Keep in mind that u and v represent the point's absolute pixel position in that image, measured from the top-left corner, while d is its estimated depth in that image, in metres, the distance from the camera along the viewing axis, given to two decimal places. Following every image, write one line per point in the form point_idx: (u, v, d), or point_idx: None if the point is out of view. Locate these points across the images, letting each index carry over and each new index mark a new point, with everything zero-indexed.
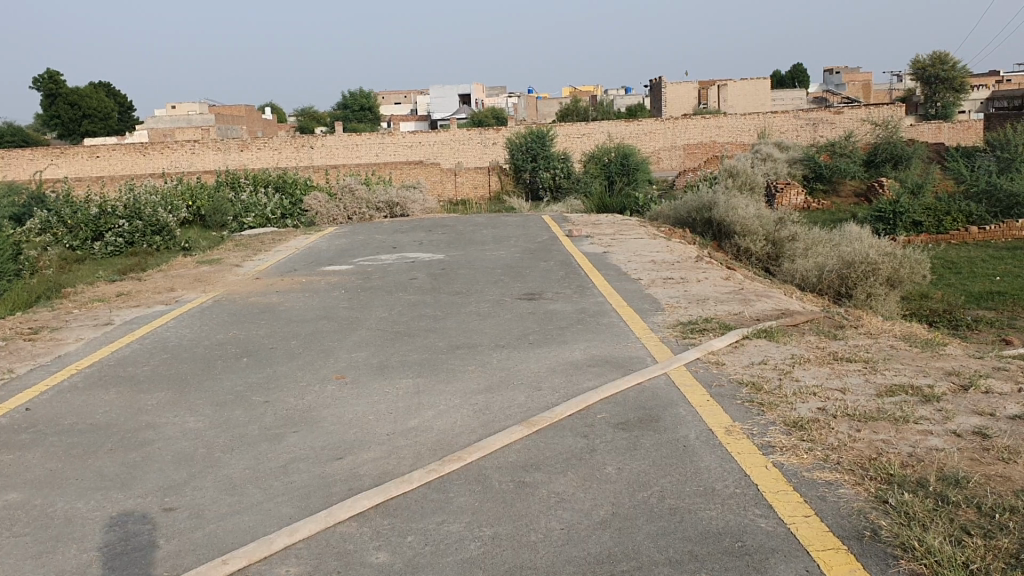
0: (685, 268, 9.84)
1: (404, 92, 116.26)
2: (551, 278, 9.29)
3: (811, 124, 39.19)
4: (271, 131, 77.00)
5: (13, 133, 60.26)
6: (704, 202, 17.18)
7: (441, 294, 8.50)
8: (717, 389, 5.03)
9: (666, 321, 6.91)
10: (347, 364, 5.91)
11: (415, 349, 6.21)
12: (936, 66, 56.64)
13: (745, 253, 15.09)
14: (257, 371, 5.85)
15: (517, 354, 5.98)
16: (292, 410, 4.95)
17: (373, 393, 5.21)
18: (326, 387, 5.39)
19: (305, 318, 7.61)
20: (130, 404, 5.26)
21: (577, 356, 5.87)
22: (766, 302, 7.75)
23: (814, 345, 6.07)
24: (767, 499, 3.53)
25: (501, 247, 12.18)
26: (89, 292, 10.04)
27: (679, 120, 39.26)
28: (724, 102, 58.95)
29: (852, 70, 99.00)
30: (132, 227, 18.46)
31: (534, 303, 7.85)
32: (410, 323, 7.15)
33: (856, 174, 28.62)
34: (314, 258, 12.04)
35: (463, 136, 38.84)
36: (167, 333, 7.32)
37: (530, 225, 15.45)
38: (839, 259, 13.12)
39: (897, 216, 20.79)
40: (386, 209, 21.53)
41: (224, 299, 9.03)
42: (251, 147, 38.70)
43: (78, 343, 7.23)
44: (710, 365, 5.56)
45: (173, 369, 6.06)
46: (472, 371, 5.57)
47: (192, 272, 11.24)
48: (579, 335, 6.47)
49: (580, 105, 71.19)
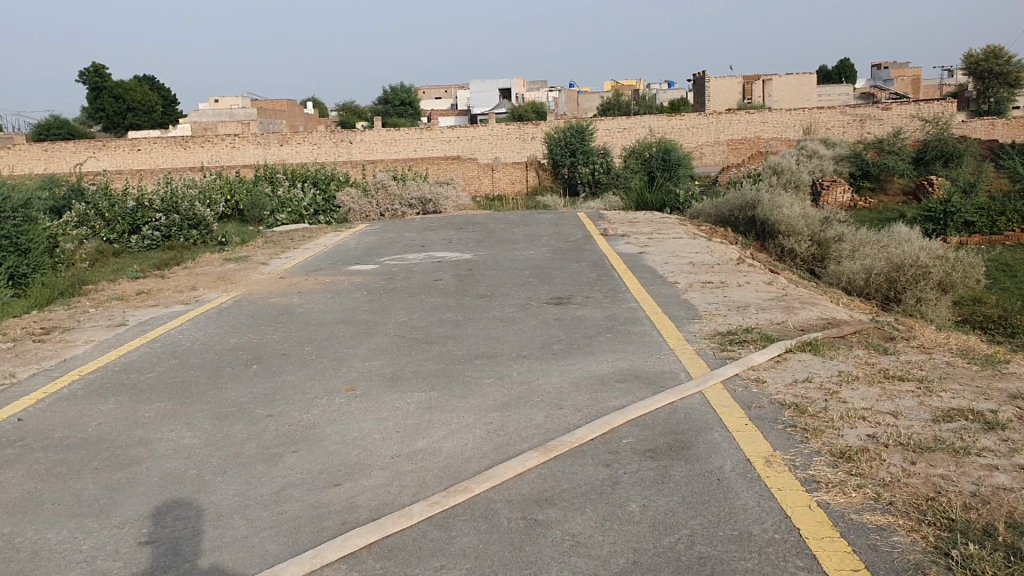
0: (725, 271, 9.38)
1: (445, 87, 116.36)
2: (582, 280, 8.88)
3: (858, 120, 38.24)
4: (312, 125, 77.34)
5: (60, 125, 61.23)
6: (747, 200, 16.62)
7: (465, 296, 8.14)
8: (755, 411, 4.60)
9: (701, 330, 6.48)
10: (359, 374, 5.57)
11: (432, 359, 5.85)
12: (988, 60, 55.18)
13: (789, 254, 14.53)
14: (264, 379, 5.53)
15: (539, 365, 5.59)
16: (294, 426, 4.60)
17: (382, 408, 4.85)
18: (334, 400, 5.04)
19: (323, 321, 7.30)
20: (126, 416, 4.97)
21: (603, 369, 5.46)
22: (811, 311, 7.28)
23: (861, 360, 5.60)
24: (809, 548, 3.10)
25: (533, 247, 11.80)
26: (110, 290, 9.84)
27: (722, 115, 38.49)
28: (768, 97, 57.99)
29: (901, 64, 96.94)
30: (169, 220, 18.33)
31: (562, 308, 7.46)
32: (430, 329, 6.79)
33: (904, 172, 27.78)
34: (342, 256, 11.76)
35: (502, 131, 38.49)
36: (179, 336, 7.05)
37: (564, 223, 15.04)
38: (887, 262, 12.56)
39: (948, 215, 20.05)
40: (419, 206, 21.21)
41: (244, 299, 8.76)
42: (291, 141, 38.71)
43: (88, 345, 6.99)
44: (749, 384, 5.11)
45: (179, 376, 5.77)
46: (489, 385, 5.19)
47: (216, 270, 11.02)
48: (608, 346, 6.07)
49: (622, 99, 70.44)
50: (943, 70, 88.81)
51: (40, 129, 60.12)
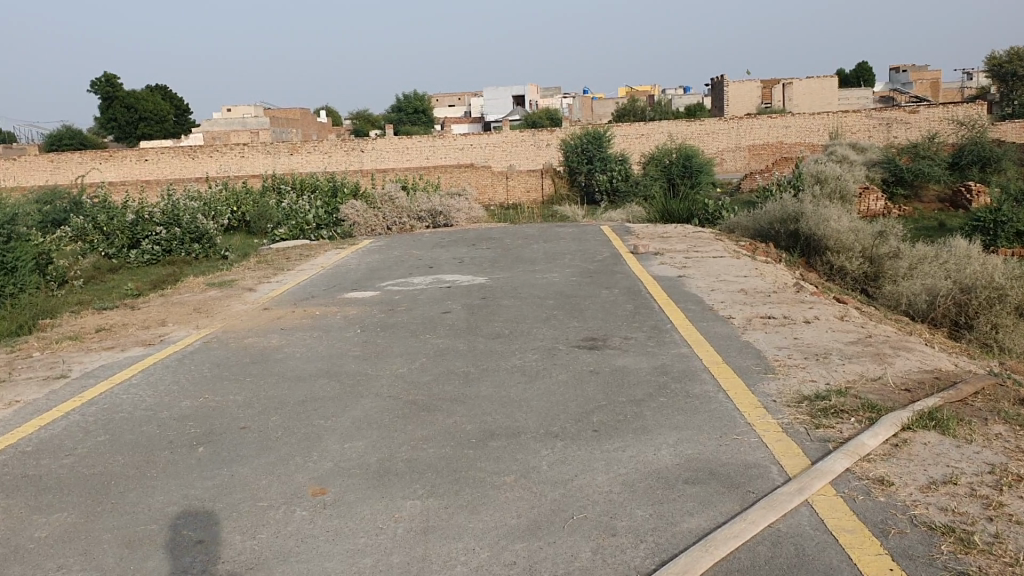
0: (787, 302, 7.91)
1: (458, 94, 115.11)
2: (616, 314, 7.47)
3: (885, 124, 36.40)
4: (323, 132, 76.41)
5: (71, 136, 60.08)
6: (788, 212, 15.03)
7: (478, 338, 6.72)
8: (897, 544, 3.16)
9: (781, 393, 5.04)
10: (334, 465, 4.15)
11: (432, 439, 4.42)
12: (1012, 62, 53.51)
13: (839, 272, 13.00)
14: (206, 475, 4.13)
15: (575, 452, 4.16)
16: (230, 566, 3.21)
17: (359, 530, 3.44)
18: (293, 514, 3.63)
19: (302, 374, 5.90)
20: (4, 538, 3.55)
21: (664, 460, 4.03)
22: (908, 360, 5.81)
23: (1011, 445, 4.12)
24: None
25: (555, 268, 10.38)
26: (69, 327, 8.47)
27: (743, 119, 36.85)
28: (789, 101, 56.49)
29: (920, 66, 94.91)
30: (170, 234, 16.97)
31: (598, 356, 6.04)
32: (434, 387, 5.37)
33: (941, 177, 26.04)
34: (339, 279, 10.38)
35: (516, 137, 37.10)
36: (122, 398, 5.63)
37: (587, 239, 13.61)
38: (954, 283, 11.00)
39: (998, 224, 18.32)
40: (429, 219, 19.54)
41: (216, 339, 7.36)
42: (301, 150, 37.54)
43: (10, 408, 5.56)
44: (870, 489, 3.66)
45: (101, 464, 4.37)
46: (510, 487, 3.76)
47: (193, 299, 9.68)
48: (666, 418, 4.63)
49: (637, 104, 68.91)
50: (963, 74, 87.01)
51: (51, 141, 59.24)
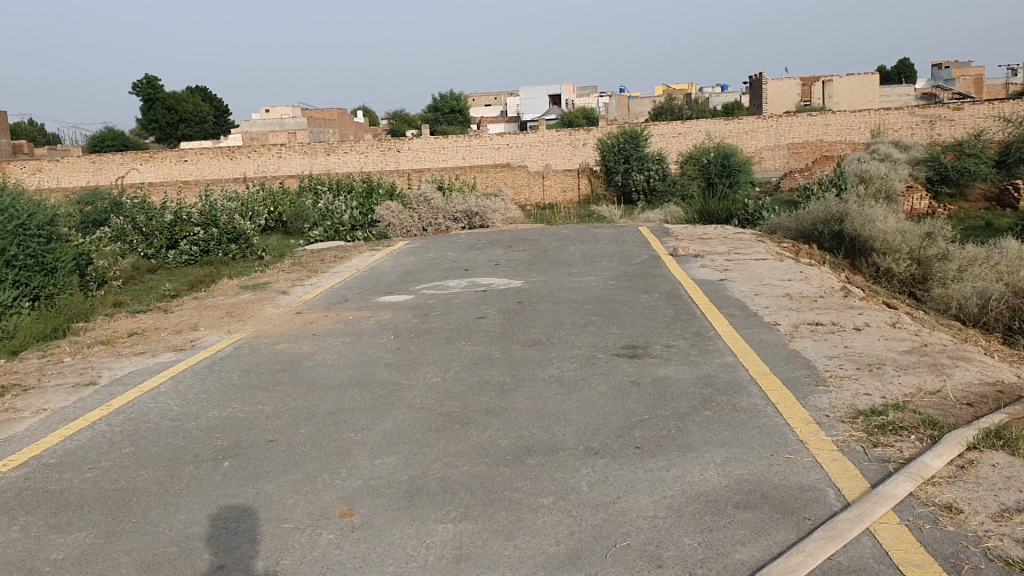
0: (835, 307, 7.61)
1: (493, 94, 115.03)
2: (656, 320, 7.21)
3: (928, 121, 35.59)
4: (360, 132, 76.71)
5: (113, 136, 60.86)
6: (832, 212, 14.61)
7: (514, 345, 6.51)
8: None
9: (834, 408, 4.77)
10: (364, 483, 3.96)
11: (463, 457, 4.20)
12: None
13: (886, 275, 12.60)
14: (231, 492, 3.96)
15: (616, 471, 3.94)
16: None
17: (387, 558, 3.24)
18: (319, 539, 3.44)
19: (333, 384, 5.71)
20: (20, 560, 3.41)
21: (713, 482, 3.79)
22: (967, 372, 5.48)
23: None
24: None
25: (593, 271, 10.15)
26: (101, 332, 8.39)
27: (782, 117, 36.27)
28: (828, 99, 55.70)
29: (965, 63, 93.12)
30: (207, 234, 16.90)
31: (639, 365, 5.80)
32: (469, 399, 5.17)
33: (988, 175, 25.07)
34: (373, 283, 10.22)
35: (552, 137, 36.82)
36: (149, 407, 5.49)
37: (624, 240, 13.36)
38: (1008, 287, 10.54)
39: None
40: (464, 220, 19.31)
41: (248, 344, 7.23)
42: (337, 151, 37.63)
43: (37, 416, 5.44)
44: (937, 516, 3.38)
45: (125, 479, 4.21)
46: (549, 512, 3.54)
47: (227, 302, 9.56)
48: (712, 435, 4.38)
49: (673, 103, 68.21)
50: (1009, 70, 85.03)
51: (93, 142, 60.08)
